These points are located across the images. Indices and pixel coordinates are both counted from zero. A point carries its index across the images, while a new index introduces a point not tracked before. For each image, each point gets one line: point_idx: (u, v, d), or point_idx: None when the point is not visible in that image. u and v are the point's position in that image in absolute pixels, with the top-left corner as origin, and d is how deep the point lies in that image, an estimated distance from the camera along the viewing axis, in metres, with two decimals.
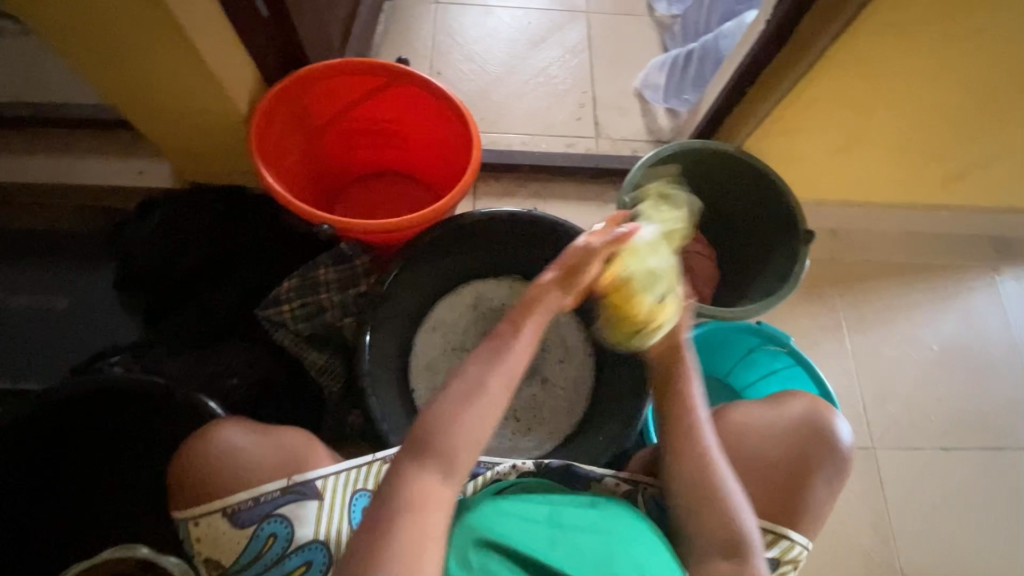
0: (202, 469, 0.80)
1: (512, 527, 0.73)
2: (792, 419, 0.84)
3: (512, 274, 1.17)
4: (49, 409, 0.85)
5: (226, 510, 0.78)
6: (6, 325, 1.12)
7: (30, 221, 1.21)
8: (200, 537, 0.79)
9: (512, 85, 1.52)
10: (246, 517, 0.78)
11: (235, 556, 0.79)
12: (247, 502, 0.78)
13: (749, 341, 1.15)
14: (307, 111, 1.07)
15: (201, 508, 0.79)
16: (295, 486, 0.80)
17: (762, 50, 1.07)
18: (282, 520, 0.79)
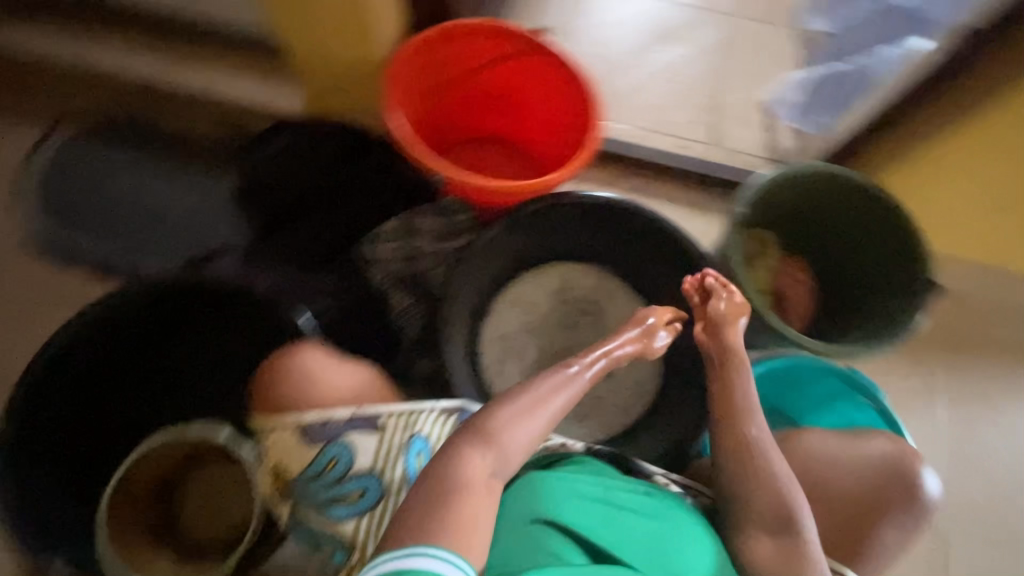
0: (284, 383, 0.86)
1: (567, 505, 0.72)
2: (874, 457, 0.85)
3: (604, 266, 1.16)
4: (168, 292, 0.94)
5: (298, 428, 0.81)
6: (142, 212, 1.24)
7: (173, 124, 1.33)
8: (274, 445, 0.82)
9: (634, 75, 1.48)
10: (315, 434, 0.80)
11: (299, 469, 0.80)
12: (317, 421, 0.81)
13: (832, 387, 1.09)
14: (441, 66, 1.10)
15: (276, 421, 0.82)
16: (359, 416, 0.81)
17: (930, 82, 0.97)
18: (345, 444, 0.80)
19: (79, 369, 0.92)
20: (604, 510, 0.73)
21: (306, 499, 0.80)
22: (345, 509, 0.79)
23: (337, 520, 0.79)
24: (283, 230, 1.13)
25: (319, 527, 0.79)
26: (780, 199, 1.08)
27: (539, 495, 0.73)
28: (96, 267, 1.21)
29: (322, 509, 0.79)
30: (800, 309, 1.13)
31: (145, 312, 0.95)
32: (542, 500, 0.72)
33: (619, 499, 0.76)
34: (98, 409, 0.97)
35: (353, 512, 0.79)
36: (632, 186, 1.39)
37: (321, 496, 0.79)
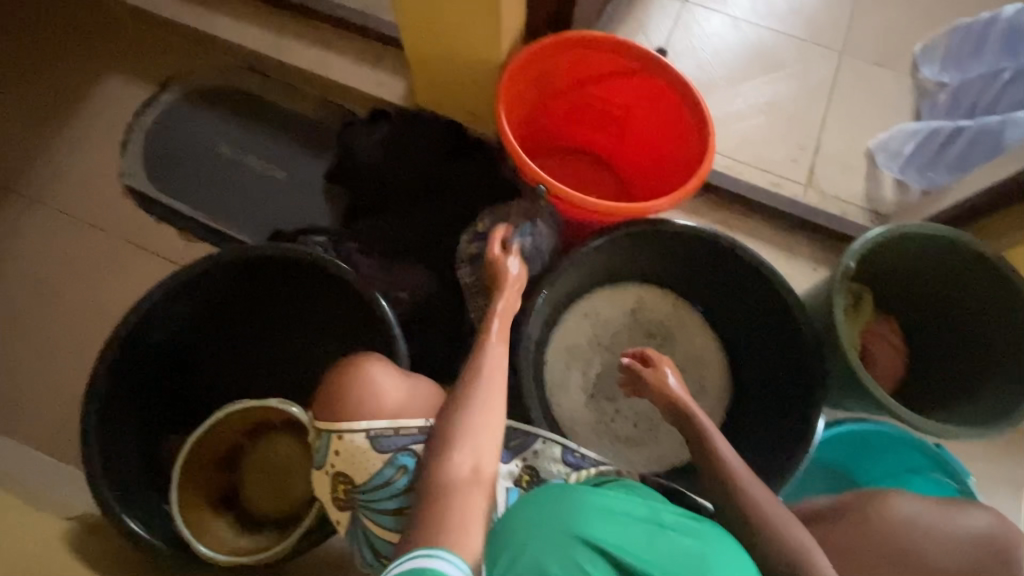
0: (353, 391, 0.77)
1: (603, 522, 0.55)
2: (975, 532, 0.79)
3: (678, 295, 1.15)
4: (259, 265, 0.95)
5: (369, 434, 0.75)
6: (238, 178, 1.29)
7: (277, 98, 1.36)
8: (338, 452, 0.76)
9: (735, 105, 1.44)
10: (385, 443, 0.75)
11: (365, 477, 0.75)
12: (388, 431, 0.75)
13: (913, 461, 1.03)
14: (551, 74, 1.09)
15: (342, 424, 0.76)
16: (430, 428, 0.77)
17: None
18: (414, 456, 0.75)
19: (172, 326, 0.95)
20: (648, 530, 0.57)
21: (369, 507, 0.76)
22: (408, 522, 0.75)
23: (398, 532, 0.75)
24: (376, 218, 1.15)
25: (380, 536, 0.76)
26: (888, 255, 1.02)
27: (556, 504, 0.57)
28: (190, 227, 1.26)
29: (386, 519, 0.75)
30: (888, 372, 1.06)
31: (238, 280, 0.97)
32: (562, 509, 0.56)
33: (654, 517, 0.59)
34: (181, 366, 1.00)
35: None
36: (719, 218, 1.34)
37: (385, 506, 0.76)
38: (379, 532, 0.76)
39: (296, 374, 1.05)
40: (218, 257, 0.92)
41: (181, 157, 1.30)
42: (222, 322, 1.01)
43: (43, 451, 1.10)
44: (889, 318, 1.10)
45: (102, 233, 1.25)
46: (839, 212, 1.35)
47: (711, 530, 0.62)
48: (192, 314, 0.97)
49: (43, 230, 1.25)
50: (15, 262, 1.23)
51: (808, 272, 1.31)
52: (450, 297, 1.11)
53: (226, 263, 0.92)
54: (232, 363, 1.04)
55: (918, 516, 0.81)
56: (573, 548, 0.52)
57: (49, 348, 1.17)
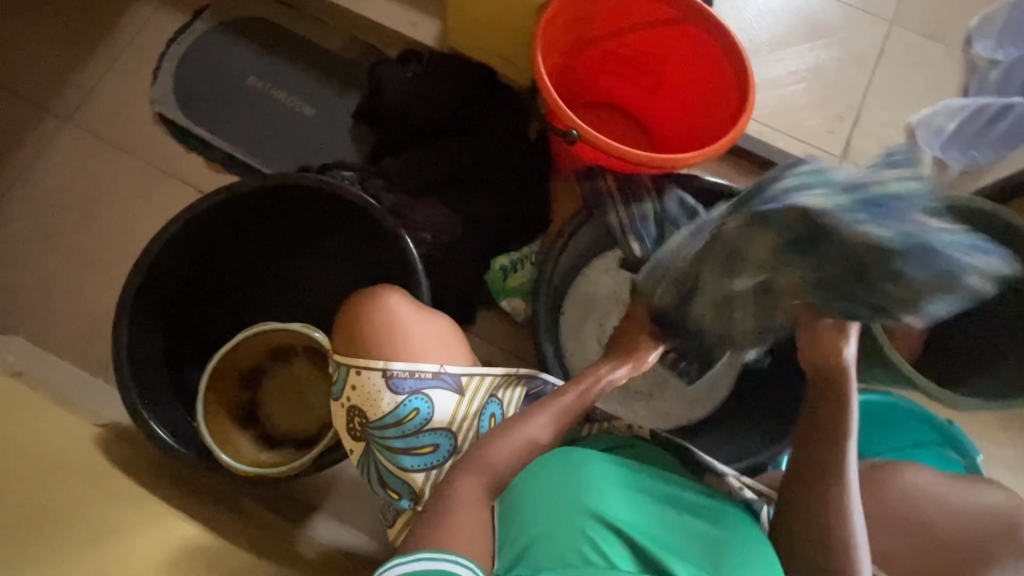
0: (371, 332, 0.79)
1: (617, 501, 0.65)
2: (979, 504, 0.81)
3: None
4: (289, 192, 0.96)
5: (385, 372, 0.77)
6: (269, 112, 1.29)
7: (309, 34, 1.34)
8: (354, 387, 0.79)
9: (776, 70, 1.39)
10: (399, 384, 0.77)
11: (378, 414, 0.77)
12: (403, 373, 0.77)
13: (921, 434, 1.02)
14: (589, 21, 1.07)
15: (362, 360, 0.78)
16: (443, 374, 0.79)
17: None
18: (426, 400, 0.77)
19: (200, 247, 0.97)
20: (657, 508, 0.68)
21: (380, 443, 0.78)
22: (417, 460, 0.78)
23: (408, 469, 0.78)
24: (403, 157, 1.15)
25: (389, 471, 0.78)
26: None
27: (573, 478, 0.67)
28: (220, 158, 1.27)
29: (397, 456, 0.78)
30: (908, 346, 1.05)
31: (267, 206, 0.98)
32: (579, 485, 0.66)
33: (664, 495, 0.70)
34: (207, 289, 1.02)
35: (423, 464, 0.78)
36: (749, 184, 1.32)
37: (396, 443, 0.77)
38: (389, 467, 0.78)
39: (318, 305, 1.07)
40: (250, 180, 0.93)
41: (212, 87, 1.30)
42: (249, 247, 1.03)
43: (75, 364, 1.15)
44: None
45: (134, 160, 1.27)
46: None
47: (716, 509, 0.71)
48: (219, 237, 0.98)
49: (76, 151, 1.27)
50: (49, 181, 1.25)
51: None
52: (473, 242, 1.12)
53: (258, 187, 0.93)
54: (254, 290, 1.06)
55: (918, 478, 0.83)
56: (591, 523, 0.62)
57: (82, 267, 1.21)
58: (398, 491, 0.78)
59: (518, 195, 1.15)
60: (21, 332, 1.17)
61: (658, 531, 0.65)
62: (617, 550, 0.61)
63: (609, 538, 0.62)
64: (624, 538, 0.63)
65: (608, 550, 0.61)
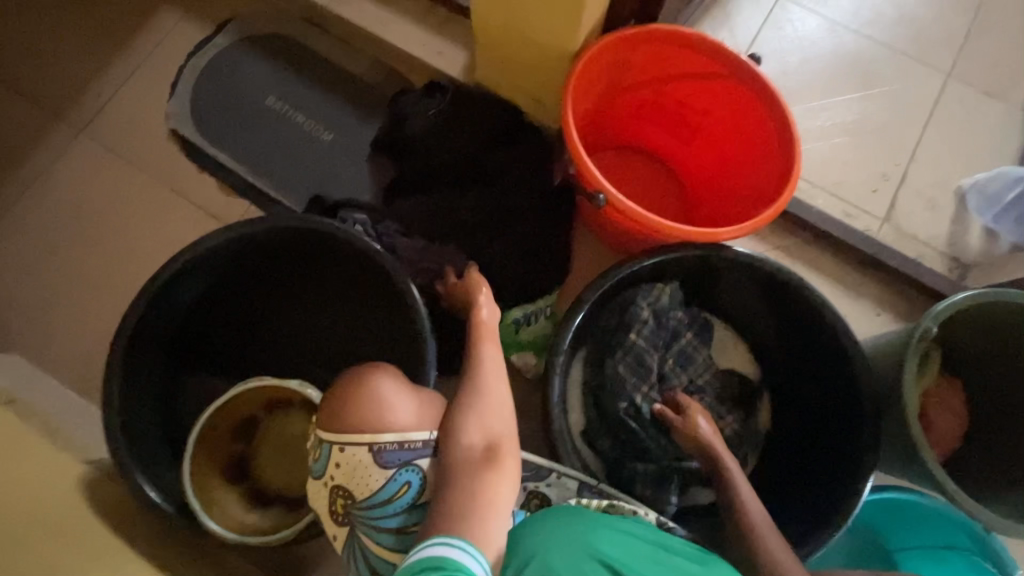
0: (356, 400, 0.74)
1: (614, 542, 0.64)
2: None
3: (724, 324, 1.07)
4: (295, 235, 0.91)
5: (372, 445, 0.72)
6: (285, 135, 1.25)
7: (333, 56, 1.30)
8: (339, 464, 0.74)
9: (819, 120, 1.31)
10: (388, 458, 0.72)
11: (366, 493, 0.72)
12: (392, 445, 0.72)
13: (950, 535, 0.95)
14: (625, 69, 1.00)
15: (346, 434, 0.73)
16: (435, 442, 0.73)
17: None
18: (418, 472, 0.72)
19: (196, 289, 0.92)
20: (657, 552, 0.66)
21: (367, 523, 0.73)
22: (408, 540, 0.71)
23: (399, 549, 0.71)
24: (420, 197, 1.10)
25: (377, 555, 0.72)
26: (967, 317, 0.92)
27: (571, 529, 0.65)
28: (232, 180, 1.23)
29: (385, 537, 0.71)
30: (944, 440, 0.98)
31: (267, 248, 0.93)
32: (580, 532, 0.65)
33: (659, 541, 0.68)
34: (202, 329, 0.98)
35: (416, 543, 0.71)
36: (782, 242, 1.25)
37: (385, 522, 0.72)
38: (376, 549, 0.72)
39: (319, 350, 1.02)
40: (247, 223, 0.88)
41: (229, 105, 1.26)
42: (248, 287, 0.98)
43: (71, 386, 1.12)
44: (955, 383, 1.00)
45: (145, 177, 1.23)
46: (915, 254, 1.23)
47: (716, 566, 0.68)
48: (216, 279, 0.94)
49: (88, 163, 1.24)
50: (59, 193, 1.22)
51: (869, 315, 1.22)
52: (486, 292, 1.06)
53: (258, 230, 0.89)
54: (252, 330, 1.01)
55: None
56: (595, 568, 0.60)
57: (84, 286, 1.18)
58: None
59: (539, 244, 1.09)
60: (20, 349, 1.14)
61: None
62: None
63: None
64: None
65: None
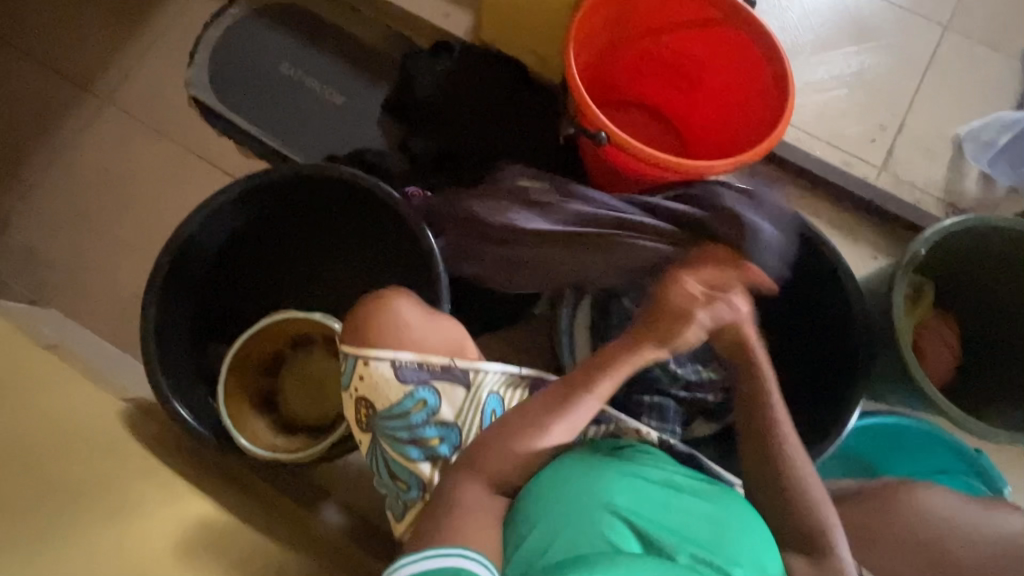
0: (380, 322, 0.82)
1: (622, 488, 0.68)
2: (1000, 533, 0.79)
3: None
4: (313, 180, 0.97)
5: (393, 361, 0.80)
6: (299, 99, 1.30)
7: (343, 23, 1.35)
8: (362, 377, 0.81)
9: (817, 74, 1.34)
10: (407, 375, 0.79)
11: (386, 404, 0.79)
12: (412, 364, 0.80)
13: (943, 460, 1.00)
14: (624, 19, 1.04)
15: (370, 350, 0.80)
16: (452, 367, 0.81)
17: None
18: (433, 391, 0.79)
19: (224, 234, 0.99)
20: (664, 493, 0.70)
21: (387, 432, 0.79)
22: (422, 451, 0.78)
23: (413, 458, 0.78)
24: (428, 151, 1.16)
25: (396, 462, 0.79)
26: (959, 247, 0.95)
27: (579, 474, 0.70)
28: (250, 143, 1.29)
29: (402, 446, 0.79)
30: (937, 369, 1.00)
31: (289, 193, 0.99)
32: (590, 480, 0.68)
33: (667, 483, 0.72)
34: (229, 275, 1.04)
35: (429, 454, 0.79)
36: (780, 192, 1.28)
37: (402, 434, 0.79)
38: (394, 457, 0.79)
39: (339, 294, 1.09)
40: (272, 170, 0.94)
41: (246, 72, 1.31)
42: (271, 235, 1.05)
43: (105, 337, 1.19)
44: (948, 316, 1.04)
45: (167, 142, 1.30)
46: (912, 200, 1.26)
47: (722, 498, 0.72)
48: (242, 224, 1.00)
49: (113, 130, 1.30)
50: (86, 158, 1.29)
51: (867, 259, 1.25)
52: None
53: (282, 176, 0.95)
54: (275, 277, 1.08)
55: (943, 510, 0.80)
56: (599, 511, 0.65)
57: (113, 245, 1.24)
58: (406, 482, 0.79)
59: None
60: (57, 304, 1.21)
61: (670, 518, 0.67)
62: (623, 536, 0.64)
63: (621, 530, 0.64)
64: (635, 529, 0.64)
65: (614, 537, 0.63)
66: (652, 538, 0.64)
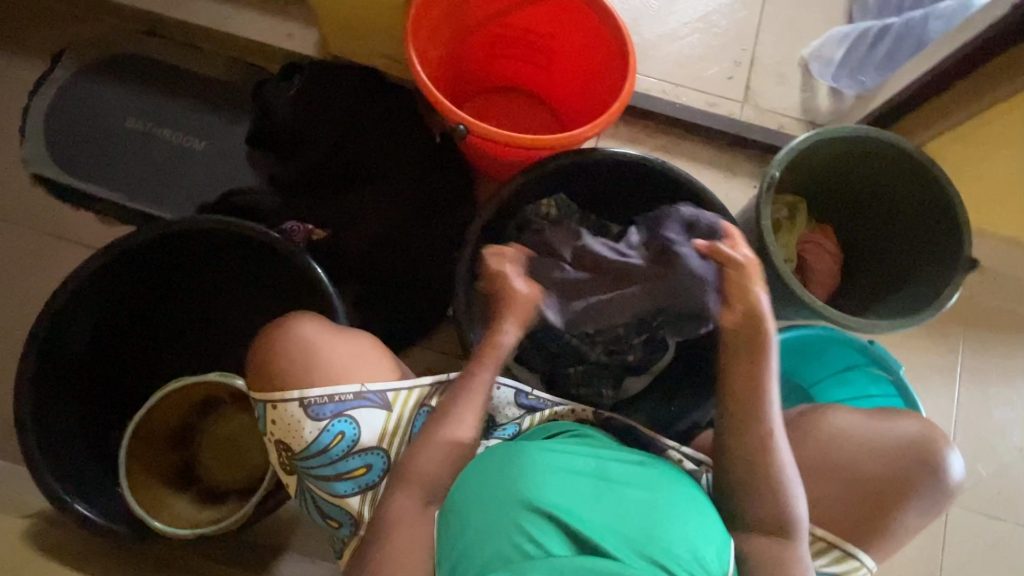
0: (283, 359, 0.79)
1: (552, 487, 0.67)
2: (901, 438, 0.80)
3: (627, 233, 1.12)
4: (178, 236, 0.91)
5: (302, 401, 0.77)
6: (154, 152, 1.23)
7: (186, 62, 1.28)
8: (274, 421, 0.78)
9: (669, 23, 1.38)
10: (319, 410, 0.76)
11: (302, 445, 0.76)
12: (321, 399, 0.77)
13: (851, 358, 1.07)
14: (461, 8, 1.03)
15: (278, 394, 0.77)
16: (366, 393, 0.78)
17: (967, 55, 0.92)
18: (351, 421, 0.77)
19: (96, 313, 0.92)
20: (594, 483, 0.69)
21: (309, 472, 0.77)
22: (349, 485, 0.77)
23: (341, 494, 0.77)
24: (301, 177, 1.12)
25: (324, 500, 0.78)
26: (815, 164, 1.01)
27: (508, 477, 0.68)
28: (110, 210, 1.20)
29: (329, 483, 0.77)
30: (824, 279, 1.07)
31: (158, 255, 0.93)
32: (515, 480, 0.68)
33: (600, 472, 0.71)
34: (113, 352, 0.98)
35: (357, 486, 0.77)
36: (658, 145, 1.32)
37: (326, 471, 0.77)
38: (324, 495, 0.77)
39: (240, 344, 1.05)
40: (128, 235, 0.88)
41: (88, 135, 1.22)
42: (153, 300, 0.99)
43: None
44: (825, 228, 1.09)
45: (17, 228, 1.19)
46: (776, 126, 1.34)
47: (652, 476, 0.73)
48: (112, 301, 0.94)
49: None
50: None
51: (748, 190, 1.31)
52: (385, 253, 1.09)
53: (145, 240, 0.89)
54: (173, 342, 1.03)
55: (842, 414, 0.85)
56: (525, 515, 0.64)
57: None
58: (338, 519, 0.78)
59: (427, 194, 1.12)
60: None
61: (600, 511, 0.67)
62: (549, 535, 0.64)
63: (546, 528, 0.64)
64: (564, 527, 0.64)
65: (539, 537, 0.63)
66: (579, 533, 0.64)
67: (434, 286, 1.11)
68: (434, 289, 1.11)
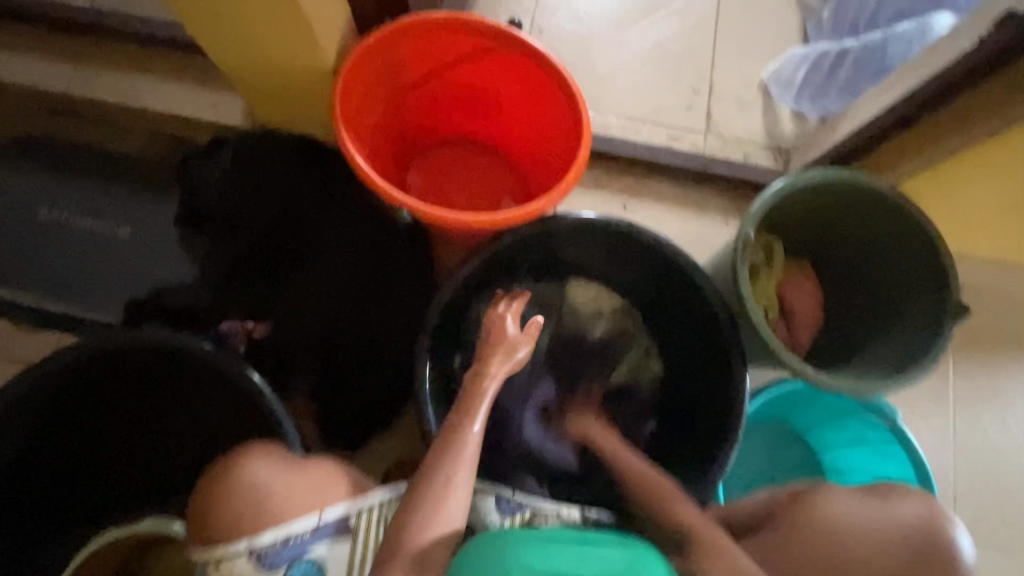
0: (229, 506, 0.69)
1: (535, 555, 0.61)
2: None
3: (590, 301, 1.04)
4: (98, 360, 0.84)
5: (251, 553, 0.67)
6: (71, 244, 1.10)
7: (101, 141, 1.17)
8: None
9: (621, 54, 1.31)
10: (273, 559, 0.68)
11: None
12: (274, 546, 0.67)
13: (841, 404, 1.00)
14: (397, 69, 0.95)
15: (224, 547, 0.67)
16: (325, 525, 0.70)
17: (937, 88, 0.86)
18: (312, 564, 0.69)
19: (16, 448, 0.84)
20: (579, 546, 0.63)
21: None
22: None
23: None
24: (235, 265, 1.02)
25: None
26: (788, 208, 0.96)
27: (488, 555, 0.61)
28: (30, 316, 1.09)
29: None
30: (807, 322, 1.01)
31: (80, 381, 0.85)
32: (495, 557, 0.61)
33: (583, 537, 0.65)
34: (41, 476, 0.90)
35: None
36: (622, 185, 1.25)
37: None
38: None
39: (185, 456, 0.96)
40: (38, 364, 0.80)
41: None
42: (84, 420, 0.90)
43: None
44: (804, 262, 1.04)
45: None
46: (742, 154, 1.27)
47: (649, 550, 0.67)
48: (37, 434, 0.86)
49: None
50: None
51: (720, 225, 1.24)
52: (338, 342, 0.99)
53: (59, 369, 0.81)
54: (110, 455, 0.95)
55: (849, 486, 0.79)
56: None
57: None
58: None
59: (380, 270, 1.01)
60: None
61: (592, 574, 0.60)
62: None
63: None
64: None
65: None
66: None
67: (395, 372, 1.01)
68: (396, 376, 1.01)
